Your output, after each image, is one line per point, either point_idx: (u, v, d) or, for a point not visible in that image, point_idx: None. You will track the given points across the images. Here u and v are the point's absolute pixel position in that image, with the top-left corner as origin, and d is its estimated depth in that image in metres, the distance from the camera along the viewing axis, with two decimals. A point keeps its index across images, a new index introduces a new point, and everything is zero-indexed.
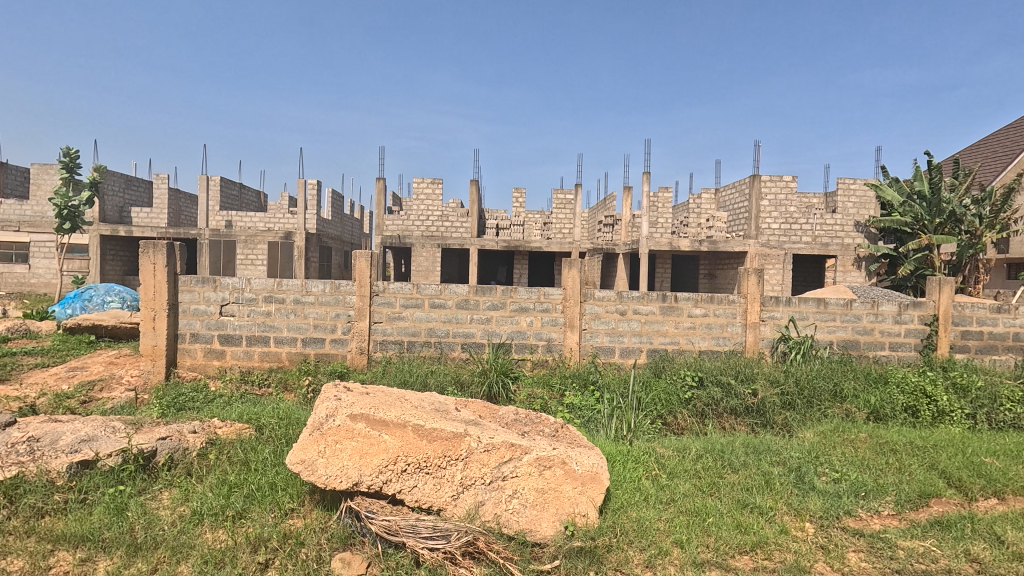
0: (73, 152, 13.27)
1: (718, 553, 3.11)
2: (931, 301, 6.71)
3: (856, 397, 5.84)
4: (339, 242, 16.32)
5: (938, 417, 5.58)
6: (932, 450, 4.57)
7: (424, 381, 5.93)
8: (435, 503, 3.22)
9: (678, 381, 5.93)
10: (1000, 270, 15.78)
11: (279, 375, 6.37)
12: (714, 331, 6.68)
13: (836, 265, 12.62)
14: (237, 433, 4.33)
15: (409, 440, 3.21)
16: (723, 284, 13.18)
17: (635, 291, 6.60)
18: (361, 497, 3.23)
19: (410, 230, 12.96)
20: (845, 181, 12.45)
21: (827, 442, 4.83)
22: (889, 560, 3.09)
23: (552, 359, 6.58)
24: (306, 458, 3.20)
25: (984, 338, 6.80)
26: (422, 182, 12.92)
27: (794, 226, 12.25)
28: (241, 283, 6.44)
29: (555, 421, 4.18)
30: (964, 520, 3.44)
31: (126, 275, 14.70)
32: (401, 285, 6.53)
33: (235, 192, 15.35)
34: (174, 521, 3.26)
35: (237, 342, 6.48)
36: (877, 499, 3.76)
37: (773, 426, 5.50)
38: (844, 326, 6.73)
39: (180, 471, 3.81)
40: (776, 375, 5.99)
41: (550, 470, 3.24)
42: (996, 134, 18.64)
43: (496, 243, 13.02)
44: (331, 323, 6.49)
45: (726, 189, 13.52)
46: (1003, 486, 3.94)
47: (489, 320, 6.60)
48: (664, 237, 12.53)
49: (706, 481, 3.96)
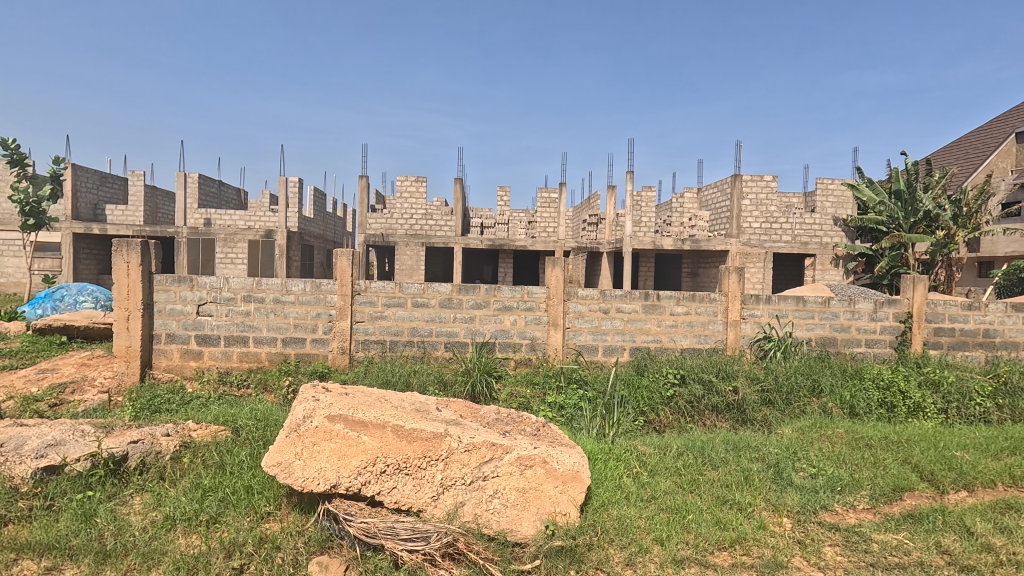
0: (10, 142, 12.85)
1: (698, 549, 3.13)
2: (906, 298, 6.86)
3: (832, 393, 5.94)
4: (322, 240, 16.11)
5: (911, 412, 5.73)
6: (905, 444, 4.66)
7: (406, 381, 5.88)
8: (415, 505, 3.18)
9: (660, 378, 5.95)
10: (971, 268, 16.23)
11: (259, 375, 6.26)
12: (696, 329, 6.74)
13: (814, 264, 12.83)
14: (213, 436, 4.23)
15: (388, 441, 3.18)
16: (706, 282, 13.31)
17: (617, 289, 6.63)
18: (339, 500, 3.17)
19: (393, 228, 12.82)
20: (824, 180, 12.67)
21: (805, 438, 4.91)
22: (864, 554, 3.14)
23: (535, 358, 6.58)
24: (282, 461, 3.14)
25: (956, 335, 6.97)
26: (405, 181, 12.80)
27: (774, 225, 12.43)
28: (219, 283, 6.31)
29: (536, 420, 4.16)
30: (935, 512, 3.52)
31: (100, 275, 14.32)
32: (383, 283, 6.46)
33: (214, 189, 15.05)
34: (146, 527, 3.18)
35: (214, 343, 6.35)
36: (853, 493, 3.83)
37: (753, 423, 5.57)
38: (823, 323, 6.84)
39: (153, 476, 3.72)
40: (756, 371, 6.06)
41: (531, 469, 3.23)
42: (968, 136, 19.17)
43: (481, 242, 12.96)
44: (312, 323, 6.39)
45: (708, 188, 13.65)
46: (973, 479, 4.04)
47: (472, 319, 6.56)
48: (648, 235, 12.61)
49: (686, 478, 3.99)
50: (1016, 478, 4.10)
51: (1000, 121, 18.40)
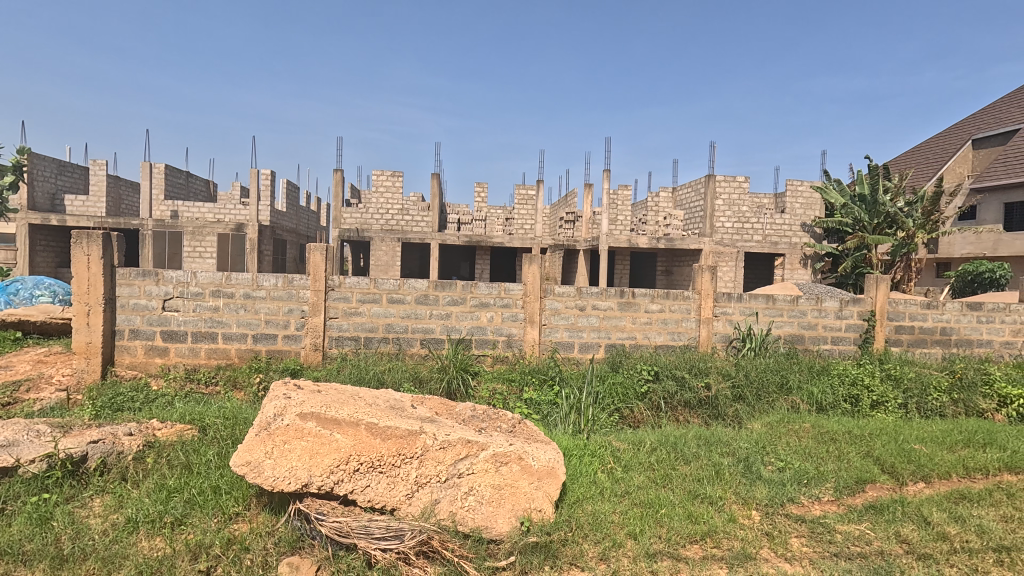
0: None
1: (670, 542, 3.18)
2: (869, 297, 7.12)
3: (800, 389, 6.11)
4: (295, 234, 15.79)
5: (874, 405, 5.97)
6: (868, 438, 4.84)
7: (380, 378, 5.78)
8: (389, 503, 3.14)
9: (635, 375, 6.04)
10: (930, 268, 16.93)
11: (228, 373, 6.08)
12: (670, 326, 6.84)
13: (784, 263, 13.15)
14: (179, 435, 4.11)
15: (362, 439, 3.13)
16: (680, 280, 13.51)
17: (594, 286, 6.67)
18: (311, 499, 3.11)
19: (368, 223, 12.64)
20: (793, 182, 13.01)
21: (774, 433, 5.03)
22: (828, 544, 3.24)
23: (512, 355, 6.59)
24: (251, 460, 3.06)
25: (916, 333, 7.25)
26: (381, 175, 12.67)
27: (745, 225, 12.68)
28: (186, 277, 6.11)
29: (513, 416, 4.15)
30: (895, 504, 3.66)
31: (58, 268, 13.70)
32: (358, 279, 6.35)
33: (182, 180, 14.57)
34: (106, 530, 3.06)
35: (181, 339, 6.15)
36: (818, 486, 3.95)
37: (725, 417, 5.70)
38: (791, 321, 7.04)
39: (114, 476, 3.59)
40: (728, 368, 6.21)
41: (506, 466, 3.21)
42: (929, 141, 19.94)
43: (458, 238, 12.87)
44: (284, 319, 6.25)
45: (683, 188, 13.88)
46: (931, 471, 4.21)
47: (448, 315, 6.52)
48: (624, 234, 12.73)
49: (659, 473, 4.06)
50: (968, 469, 4.30)
51: (958, 127, 19.19)
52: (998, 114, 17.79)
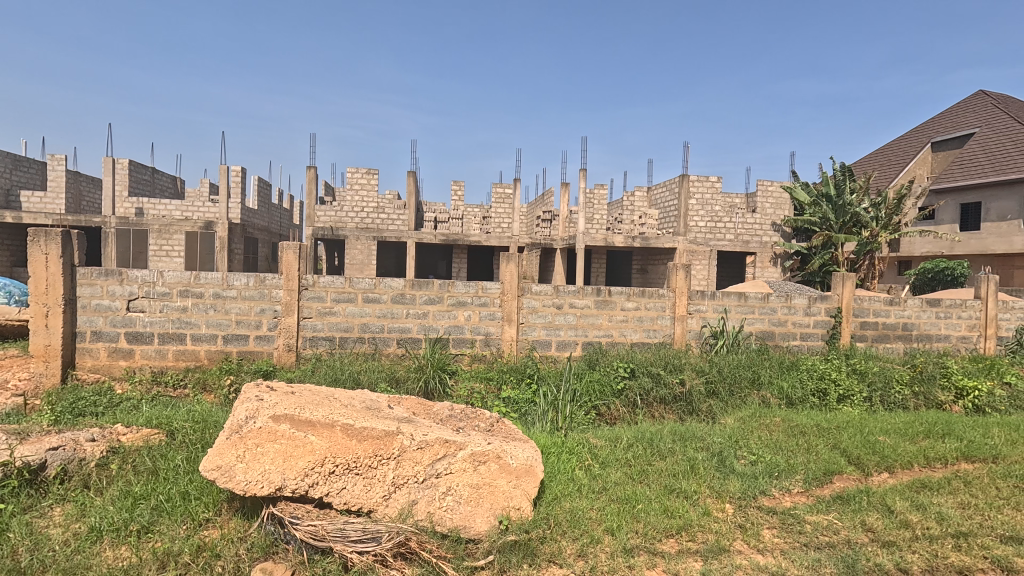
0: None
1: (647, 537, 3.22)
2: (836, 294, 7.34)
3: (771, 383, 6.26)
4: (267, 232, 15.44)
5: (841, 399, 6.16)
6: (835, 430, 5.00)
7: (356, 379, 5.70)
8: (365, 505, 3.10)
9: (612, 372, 6.11)
10: (893, 266, 17.57)
11: (197, 375, 5.91)
12: (645, 324, 6.93)
13: (755, 262, 13.48)
14: (145, 439, 3.97)
15: (338, 440, 3.08)
16: (655, 279, 13.71)
17: (571, 285, 6.71)
18: (284, 503, 3.05)
19: (343, 221, 12.44)
20: (764, 182, 13.34)
21: (746, 427, 5.15)
22: (798, 534, 3.34)
23: (490, 354, 6.57)
24: (222, 465, 2.98)
25: (879, 328, 7.51)
26: (356, 172, 12.49)
27: (718, 224, 12.94)
28: (152, 276, 5.91)
29: (490, 415, 4.13)
30: (861, 494, 3.79)
31: (14, 267, 13.09)
32: (332, 278, 6.26)
33: (147, 176, 14.08)
34: (67, 540, 2.94)
35: (147, 341, 5.95)
36: (788, 478, 4.05)
37: (699, 413, 5.80)
38: (762, 318, 7.21)
39: (75, 484, 3.45)
40: (701, 365, 6.33)
41: (484, 465, 3.20)
42: (892, 144, 20.68)
43: (434, 236, 12.77)
44: (256, 319, 6.10)
45: (657, 188, 14.08)
46: (893, 462, 4.37)
47: (425, 314, 6.46)
48: (600, 233, 12.85)
49: (636, 469, 4.10)
50: (929, 459, 4.48)
51: (918, 130, 19.96)
52: (955, 119, 18.57)
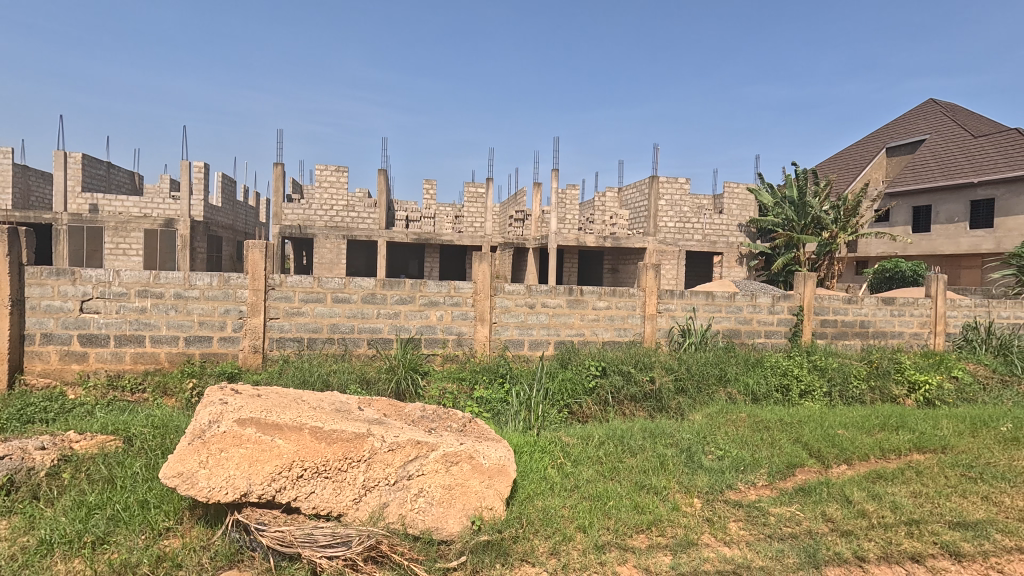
0: None
1: (618, 533, 3.27)
2: (798, 293, 7.60)
3: (736, 380, 6.44)
4: (231, 231, 14.98)
5: (803, 394, 6.39)
6: (797, 424, 5.19)
7: (326, 380, 5.60)
8: (335, 509, 3.04)
9: (584, 370, 6.16)
10: (851, 266, 18.30)
11: (157, 378, 5.68)
12: (616, 323, 7.02)
13: (722, 262, 13.83)
14: (100, 447, 3.79)
15: (306, 444, 3.01)
16: (626, 278, 13.91)
17: (543, 284, 6.73)
18: (250, 509, 2.96)
19: (311, 219, 12.18)
20: (730, 184, 13.70)
21: (714, 423, 5.28)
22: (762, 526, 3.44)
23: (462, 354, 6.54)
24: (184, 471, 2.88)
25: (838, 326, 7.81)
26: (325, 169, 12.23)
27: (686, 225, 13.22)
28: (108, 276, 5.66)
29: (463, 416, 4.11)
30: (821, 485, 3.93)
31: None
32: (300, 278, 6.12)
33: (102, 171, 13.47)
34: (14, 555, 2.79)
35: (103, 343, 5.69)
36: (753, 472, 4.17)
37: (668, 410, 5.91)
38: (728, 316, 7.40)
39: (24, 495, 3.27)
40: (671, 362, 6.45)
41: (457, 466, 3.19)
42: (849, 149, 21.53)
43: (406, 235, 12.63)
44: (220, 320, 5.91)
45: (628, 189, 14.28)
46: (851, 454, 4.55)
47: (397, 314, 6.39)
48: (572, 233, 12.95)
49: (607, 466, 4.15)
50: (884, 451, 4.68)
51: (874, 136, 20.84)
52: (908, 125, 19.46)
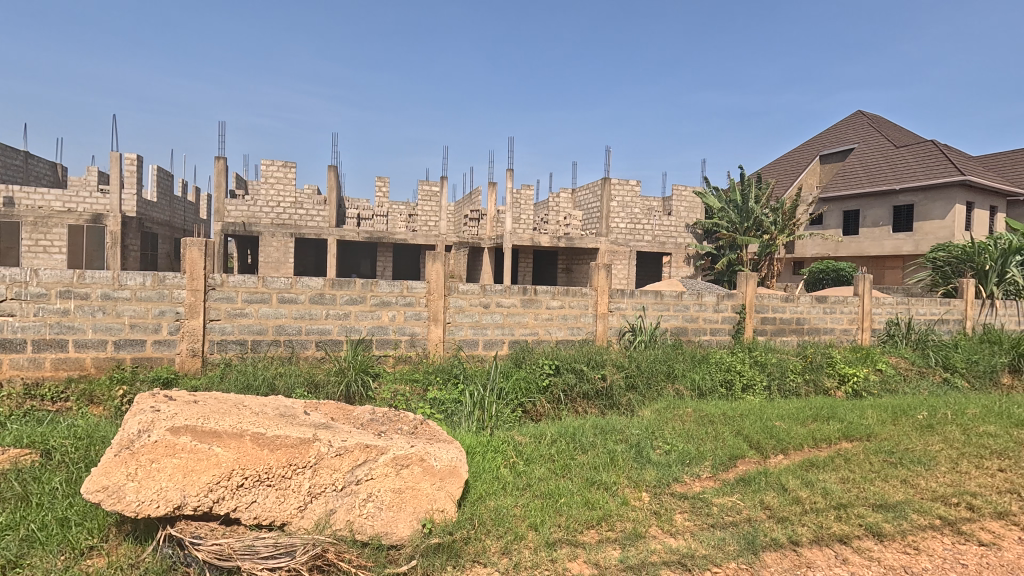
0: None
1: (569, 530, 3.31)
2: (740, 292, 7.96)
3: (683, 376, 6.67)
4: (168, 227, 14.13)
5: (745, 388, 6.70)
6: (738, 418, 5.43)
7: (271, 384, 5.37)
8: (278, 518, 2.92)
9: (538, 369, 6.21)
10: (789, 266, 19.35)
11: (81, 385, 5.28)
12: (569, 322, 7.11)
13: (671, 262, 14.29)
14: (13, 462, 3.48)
15: (247, 451, 2.88)
16: (579, 278, 14.14)
17: (497, 284, 6.73)
18: (184, 522, 2.80)
19: (256, 216, 11.67)
20: (678, 187, 14.18)
21: (662, 418, 5.45)
22: (706, 516, 3.57)
23: (415, 355, 6.44)
24: (109, 485, 2.68)
25: (777, 323, 8.24)
26: (271, 164, 11.75)
27: (637, 226, 13.58)
28: (24, 275, 5.21)
29: (414, 417, 4.05)
30: (760, 475, 4.14)
31: None
32: (243, 278, 5.85)
33: (19, 161, 12.39)
34: None
35: (18, 348, 5.24)
36: (697, 464, 4.34)
37: (619, 406, 6.05)
38: (676, 315, 7.65)
39: None
40: (622, 360, 6.60)
41: (407, 469, 3.13)
42: (787, 156, 22.75)
43: (357, 234, 12.31)
44: (154, 322, 5.56)
45: (581, 190, 14.52)
46: (787, 444, 4.81)
47: (347, 315, 6.21)
48: (526, 233, 13.04)
49: (559, 464, 4.20)
50: (816, 440, 4.97)
51: (809, 144, 22.12)
52: (839, 135, 20.77)
